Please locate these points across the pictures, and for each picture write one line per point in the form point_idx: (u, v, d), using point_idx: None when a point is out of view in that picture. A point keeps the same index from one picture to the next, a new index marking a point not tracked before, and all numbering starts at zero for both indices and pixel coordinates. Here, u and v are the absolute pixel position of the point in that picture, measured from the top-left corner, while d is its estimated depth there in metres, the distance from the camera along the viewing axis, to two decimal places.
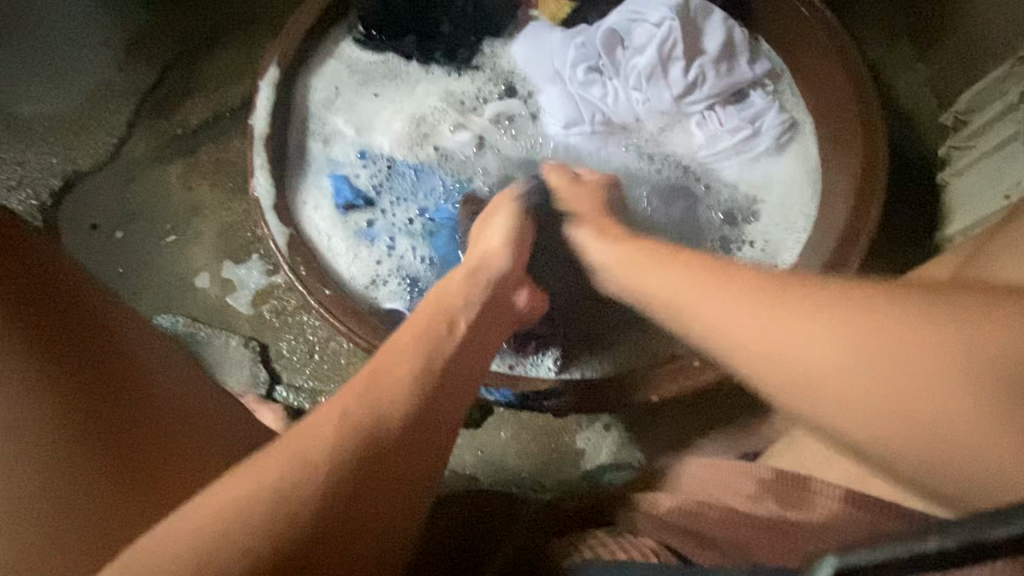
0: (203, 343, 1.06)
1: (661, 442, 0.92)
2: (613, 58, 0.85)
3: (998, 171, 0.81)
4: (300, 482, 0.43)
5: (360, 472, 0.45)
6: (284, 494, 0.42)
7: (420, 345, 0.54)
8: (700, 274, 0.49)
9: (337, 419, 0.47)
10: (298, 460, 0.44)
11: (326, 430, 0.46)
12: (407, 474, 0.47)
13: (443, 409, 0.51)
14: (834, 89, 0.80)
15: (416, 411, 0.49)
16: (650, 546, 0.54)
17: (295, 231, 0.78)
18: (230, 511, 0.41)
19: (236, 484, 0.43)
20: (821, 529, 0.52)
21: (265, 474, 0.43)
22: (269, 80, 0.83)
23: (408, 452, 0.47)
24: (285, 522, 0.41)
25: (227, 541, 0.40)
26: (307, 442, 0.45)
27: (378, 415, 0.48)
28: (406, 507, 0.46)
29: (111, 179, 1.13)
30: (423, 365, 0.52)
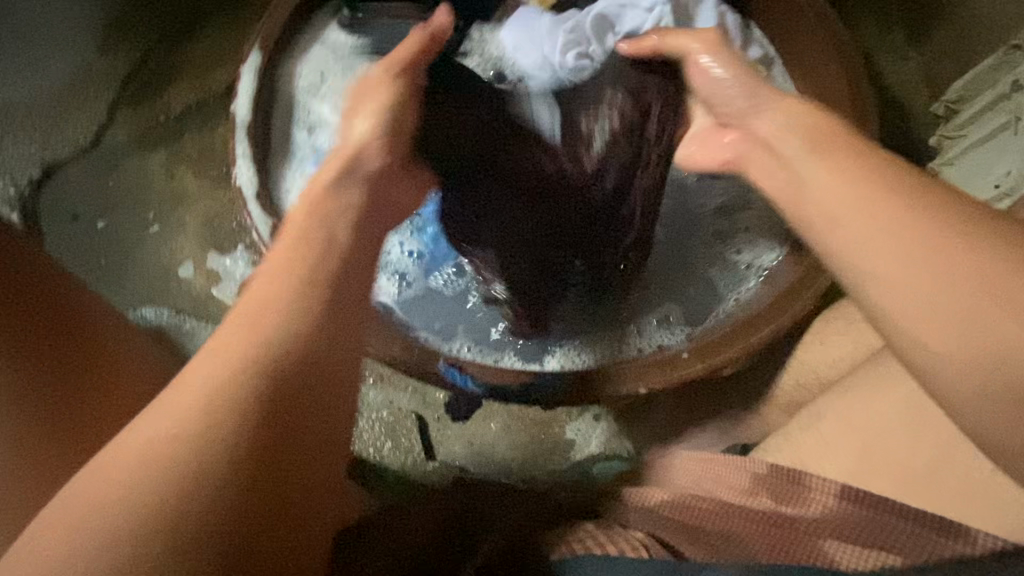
0: (189, 335, 1.04)
1: (652, 433, 0.92)
2: (604, 43, 0.83)
3: (989, 163, 0.80)
4: (205, 437, 0.38)
5: (269, 406, 0.41)
6: (147, 479, 0.37)
7: (307, 259, 0.48)
8: (861, 166, 0.47)
9: (199, 371, 0.41)
10: (190, 414, 0.39)
11: (211, 372, 0.41)
12: (321, 395, 0.44)
13: (344, 325, 0.47)
14: (829, 77, 0.79)
15: (311, 334, 0.44)
16: (641, 539, 0.53)
17: (279, 221, 0.77)
18: (136, 485, 0.37)
19: (124, 455, 0.38)
20: (819, 525, 0.51)
21: (127, 458, 0.38)
22: (251, 65, 0.81)
23: (288, 387, 0.42)
24: (202, 481, 0.38)
25: (141, 520, 0.36)
26: (195, 394, 0.40)
27: (270, 343, 0.42)
28: (324, 429, 0.44)
29: (92, 167, 1.10)
30: (292, 280, 0.46)
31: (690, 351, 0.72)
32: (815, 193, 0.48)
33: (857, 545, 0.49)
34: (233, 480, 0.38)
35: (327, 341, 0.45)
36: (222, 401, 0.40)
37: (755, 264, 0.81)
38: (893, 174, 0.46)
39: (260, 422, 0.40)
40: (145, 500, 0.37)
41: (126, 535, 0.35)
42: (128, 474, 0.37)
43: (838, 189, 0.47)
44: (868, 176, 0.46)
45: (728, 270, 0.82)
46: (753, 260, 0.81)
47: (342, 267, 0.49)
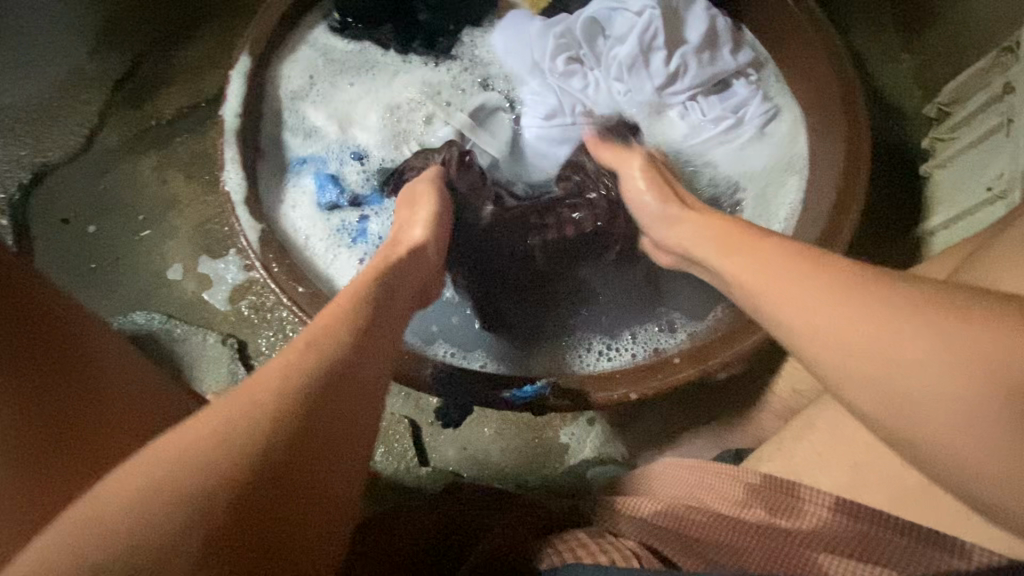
0: (179, 340, 1.03)
1: (646, 437, 0.91)
2: (594, 48, 0.84)
3: (982, 164, 0.80)
4: (204, 473, 0.36)
5: (276, 450, 0.38)
6: (203, 458, 0.36)
7: (343, 322, 0.50)
8: (748, 244, 0.52)
9: (266, 372, 0.43)
10: (198, 450, 0.37)
11: (234, 416, 0.39)
12: (330, 453, 0.41)
13: (360, 390, 0.46)
14: (820, 79, 0.79)
15: (329, 395, 0.43)
16: (631, 546, 0.54)
17: (268, 226, 0.76)
18: (129, 514, 0.34)
19: (104, 497, 0.35)
20: (813, 537, 0.50)
21: (182, 441, 0.37)
22: (240, 69, 0.79)
23: (344, 395, 0.44)
24: (186, 519, 0.34)
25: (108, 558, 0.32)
26: (206, 430, 0.38)
27: (295, 391, 0.42)
28: (322, 493, 0.40)
29: (84, 172, 1.10)
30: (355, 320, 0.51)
31: (680, 359, 0.72)
32: (743, 275, 0.50)
33: (851, 559, 0.48)
34: (223, 522, 0.35)
35: (343, 400, 0.44)
36: (237, 434, 0.38)
37: None
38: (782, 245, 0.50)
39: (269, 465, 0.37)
40: (123, 536, 0.33)
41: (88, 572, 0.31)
42: (112, 506, 0.34)
43: (745, 266, 0.51)
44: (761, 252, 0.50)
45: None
46: None
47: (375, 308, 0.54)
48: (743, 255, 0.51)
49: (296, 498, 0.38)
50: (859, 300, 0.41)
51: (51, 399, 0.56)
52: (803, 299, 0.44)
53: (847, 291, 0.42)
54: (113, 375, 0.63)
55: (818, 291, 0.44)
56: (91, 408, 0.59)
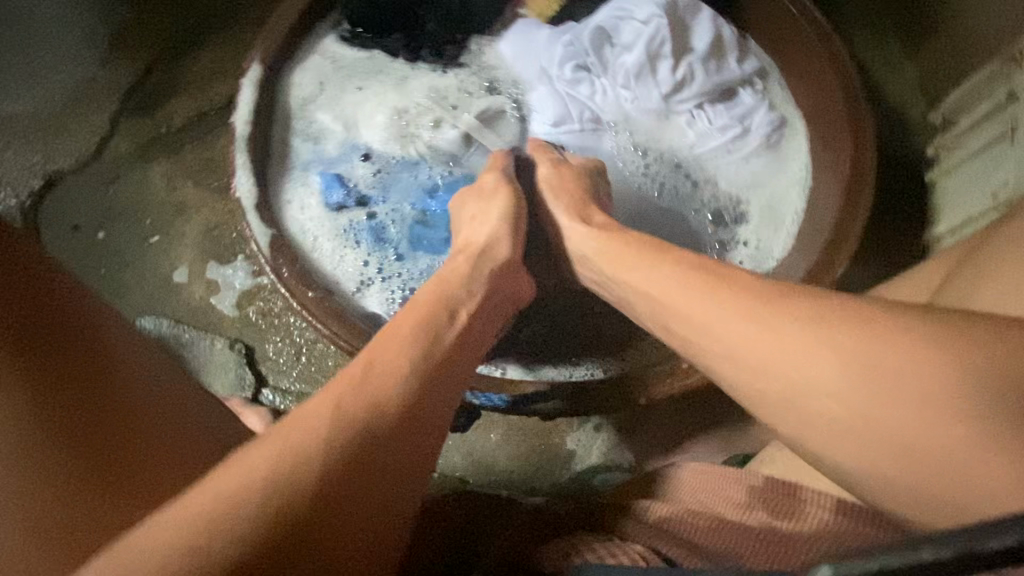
0: (187, 346, 1.04)
1: (652, 444, 0.91)
2: (601, 56, 0.84)
3: (989, 171, 0.80)
4: (285, 480, 0.44)
5: (344, 465, 0.46)
6: (284, 473, 0.45)
7: (409, 339, 0.57)
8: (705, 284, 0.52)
9: (336, 400, 0.50)
10: (290, 451, 0.46)
11: (315, 423, 0.48)
12: (391, 469, 0.49)
13: (425, 415, 0.53)
14: (824, 86, 0.79)
15: (393, 420, 0.51)
16: (639, 550, 0.54)
17: (278, 231, 0.77)
18: (216, 509, 0.43)
19: (209, 488, 0.44)
20: (813, 539, 0.52)
21: (263, 457, 0.46)
22: (251, 76, 0.82)
23: (404, 419, 0.51)
24: (268, 513, 0.43)
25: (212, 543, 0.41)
26: (288, 443, 0.46)
27: (360, 414, 0.49)
28: (381, 504, 0.48)
29: (95, 178, 1.11)
30: (416, 341, 0.57)
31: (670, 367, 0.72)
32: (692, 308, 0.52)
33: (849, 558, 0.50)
34: (301, 520, 0.43)
35: (406, 426, 0.51)
36: (310, 451, 0.46)
37: (758, 267, 0.80)
38: (755, 282, 0.50)
39: (338, 477, 0.46)
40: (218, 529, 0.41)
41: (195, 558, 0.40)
42: (226, 487, 0.44)
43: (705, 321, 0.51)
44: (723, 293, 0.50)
45: None
46: (756, 264, 0.81)
47: (433, 321, 0.59)
48: (703, 293, 0.52)
49: (356, 504, 0.46)
50: (832, 338, 0.44)
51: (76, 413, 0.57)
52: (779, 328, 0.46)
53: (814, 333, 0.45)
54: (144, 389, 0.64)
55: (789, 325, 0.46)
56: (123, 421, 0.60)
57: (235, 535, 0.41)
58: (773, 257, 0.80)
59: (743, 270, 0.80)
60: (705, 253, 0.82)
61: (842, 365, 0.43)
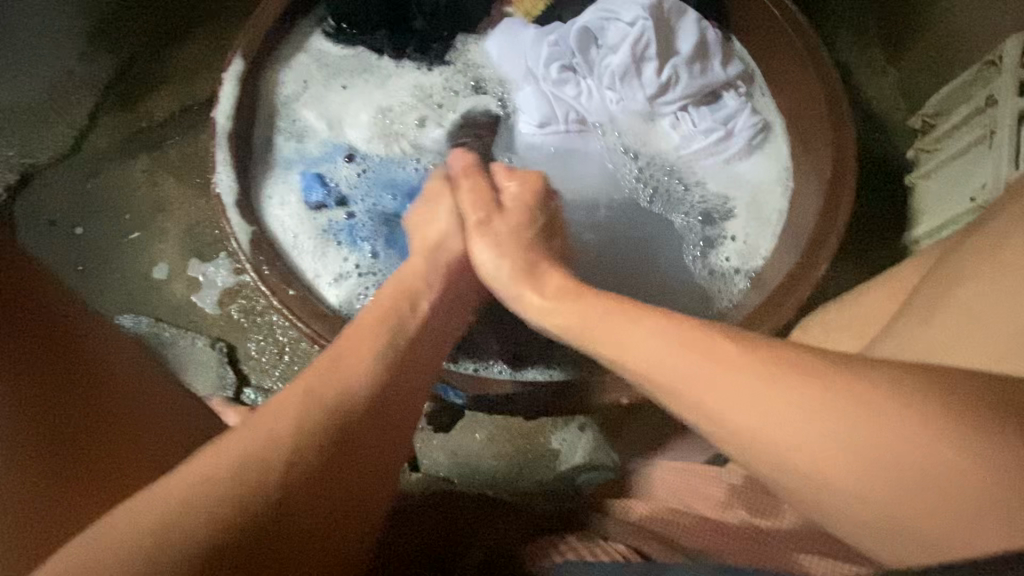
0: (167, 344, 1.02)
1: (636, 444, 0.92)
2: (587, 56, 0.84)
3: (969, 175, 0.81)
4: (250, 472, 0.44)
5: (310, 458, 0.47)
6: (253, 467, 0.45)
7: (379, 331, 0.57)
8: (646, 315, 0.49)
9: (307, 394, 0.50)
10: (258, 445, 0.46)
11: (282, 416, 0.48)
12: (356, 460, 0.50)
13: (392, 407, 0.54)
14: (807, 90, 0.80)
15: (358, 412, 0.51)
16: (620, 550, 0.53)
17: (258, 228, 0.76)
18: (183, 500, 0.42)
19: (181, 479, 0.44)
20: (793, 536, 0.51)
21: (230, 451, 0.45)
22: (233, 71, 0.79)
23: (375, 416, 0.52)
24: (237, 512, 0.42)
25: (173, 534, 0.41)
26: (254, 435, 0.46)
27: (325, 406, 0.50)
28: (346, 494, 0.49)
29: (72, 174, 1.09)
30: (388, 338, 0.56)
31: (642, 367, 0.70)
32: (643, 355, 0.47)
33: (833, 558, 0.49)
34: (264, 514, 0.44)
35: (372, 417, 0.52)
36: (276, 441, 0.46)
37: (744, 268, 0.81)
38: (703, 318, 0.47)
39: (306, 469, 0.46)
40: (184, 519, 0.41)
41: (158, 546, 0.40)
42: (192, 479, 0.44)
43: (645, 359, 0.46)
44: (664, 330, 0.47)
45: (720, 274, 0.81)
46: (742, 264, 0.81)
47: (408, 319, 0.59)
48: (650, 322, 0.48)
49: (323, 500, 0.47)
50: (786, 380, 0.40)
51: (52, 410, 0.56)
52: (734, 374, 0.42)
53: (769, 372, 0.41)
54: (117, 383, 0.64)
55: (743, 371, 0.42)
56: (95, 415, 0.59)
57: (202, 528, 0.41)
58: (759, 257, 0.81)
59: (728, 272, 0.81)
60: (689, 254, 0.82)
61: (807, 407, 0.39)
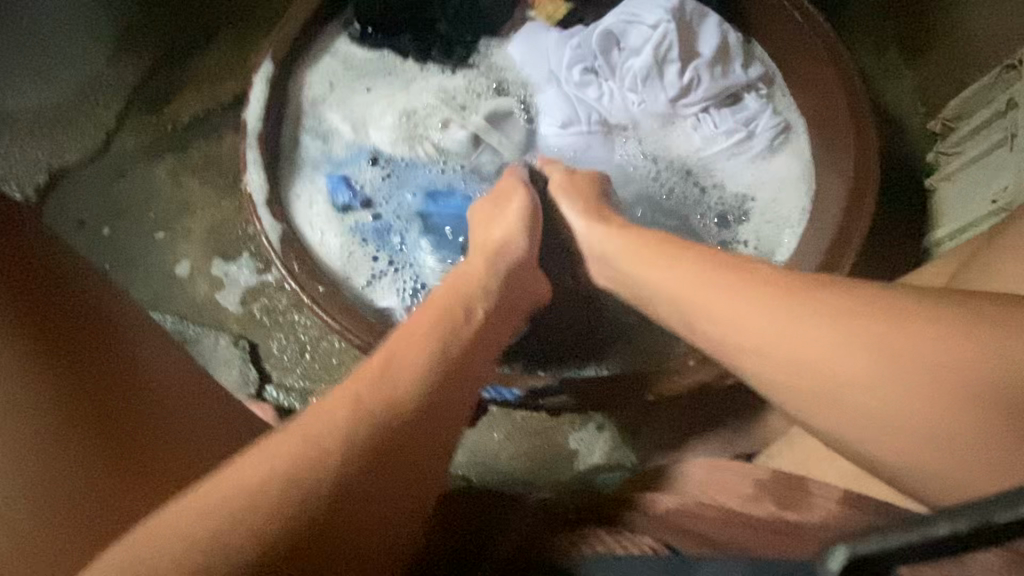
0: (191, 341, 1.04)
1: (655, 443, 0.92)
2: (609, 59, 0.85)
3: (990, 178, 0.81)
4: (297, 472, 0.46)
5: (361, 466, 0.48)
6: (301, 474, 0.46)
7: (431, 328, 0.58)
8: (746, 296, 0.52)
9: (356, 399, 0.51)
10: (303, 450, 0.47)
11: (329, 423, 0.49)
12: (405, 464, 0.50)
13: (442, 411, 0.53)
14: (827, 93, 0.81)
15: (408, 420, 0.51)
16: (648, 543, 0.56)
17: (288, 226, 0.78)
18: (232, 508, 0.44)
19: (240, 475, 0.46)
20: (824, 530, 0.53)
21: (282, 457, 0.47)
22: (263, 74, 0.82)
23: (424, 422, 0.52)
24: (288, 520, 0.44)
25: (233, 528, 0.43)
26: (300, 436, 0.48)
27: (372, 407, 0.50)
28: (399, 497, 0.49)
29: (100, 175, 1.11)
30: (436, 338, 0.57)
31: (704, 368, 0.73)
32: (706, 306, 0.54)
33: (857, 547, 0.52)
34: (313, 518, 0.45)
35: (423, 422, 0.52)
36: (320, 441, 0.48)
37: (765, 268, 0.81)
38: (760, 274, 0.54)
39: (358, 476, 0.47)
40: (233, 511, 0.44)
41: (217, 544, 0.42)
42: (247, 482, 0.46)
43: (753, 336, 0.51)
44: (778, 315, 0.51)
45: None
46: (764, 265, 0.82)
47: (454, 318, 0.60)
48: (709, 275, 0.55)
49: (372, 502, 0.47)
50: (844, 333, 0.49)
51: (77, 396, 0.56)
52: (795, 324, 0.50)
53: (867, 356, 0.47)
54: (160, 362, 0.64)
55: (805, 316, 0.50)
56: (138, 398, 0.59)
57: (256, 534, 0.43)
58: (779, 258, 0.82)
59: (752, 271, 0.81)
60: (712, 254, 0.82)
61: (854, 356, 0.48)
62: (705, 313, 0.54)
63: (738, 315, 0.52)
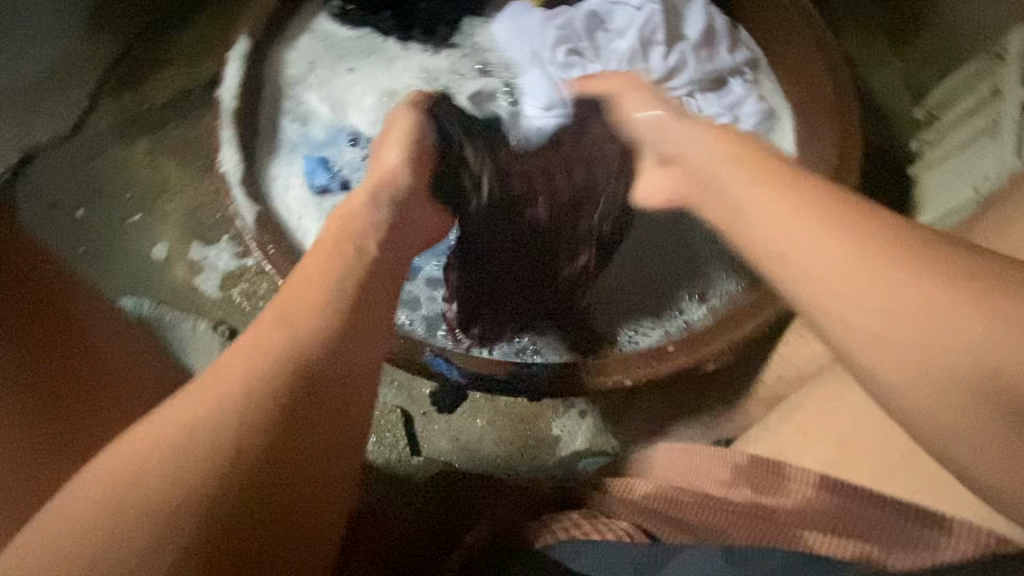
0: (169, 327, 1.00)
1: (637, 429, 0.92)
2: (594, 41, 0.84)
3: (971, 166, 0.82)
4: (190, 458, 0.40)
5: (253, 449, 0.41)
6: (179, 463, 0.39)
7: (325, 283, 0.52)
8: (819, 211, 0.45)
9: (240, 367, 0.44)
10: (183, 437, 0.41)
11: (213, 398, 0.42)
12: (313, 431, 0.44)
13: (340, 378, 0.47)
14: (814, 78, 0.80)
15: (299, 387, 0.45)
16: (625, 527, 0.56)
17: (264, 208, 0.76)
18: (104, 510, 0.38)
19: (114, 465, 0.40)
20: (797, 514, 0.53)
21: (156, 442, 0.40)
22: (238, 50, 0.80)
23: (321, 390, 0.45)
24: (171, 519, 0.38)
25: (133, 536, 0.37)
26: (186, 416, 0.42)
27: (266, 373, 0.44)
28: (306, 487, 0.43)
29: (73, 155, 1.08)
30: (331, 291, 0.51)
31: (716, 320, 0.74)
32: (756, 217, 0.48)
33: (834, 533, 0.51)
34: (199, 518, 0.38)
35: (319, 389, 0.45)
36: (214, 422, 0.41)
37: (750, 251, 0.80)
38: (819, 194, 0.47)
39: (245, 462, 0.41)
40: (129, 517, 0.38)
41: (87, 551, 0.36)
42: (119, 475, 0.39)
43: (805, 241, 0.45)
44: (842, 231, 0.44)
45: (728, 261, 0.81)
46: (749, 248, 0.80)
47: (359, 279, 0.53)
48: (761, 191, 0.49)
49: (276, 492, 0.41)
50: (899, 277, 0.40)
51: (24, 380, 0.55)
52: (829, 245, 0.44)
53: (915, 298, 0.39)
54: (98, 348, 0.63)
55: (847, 245, 0.43)
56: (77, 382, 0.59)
57: (132, 538, 0.37)
58: None
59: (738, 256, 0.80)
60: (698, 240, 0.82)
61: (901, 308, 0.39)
62: (751, 215, 0.49)
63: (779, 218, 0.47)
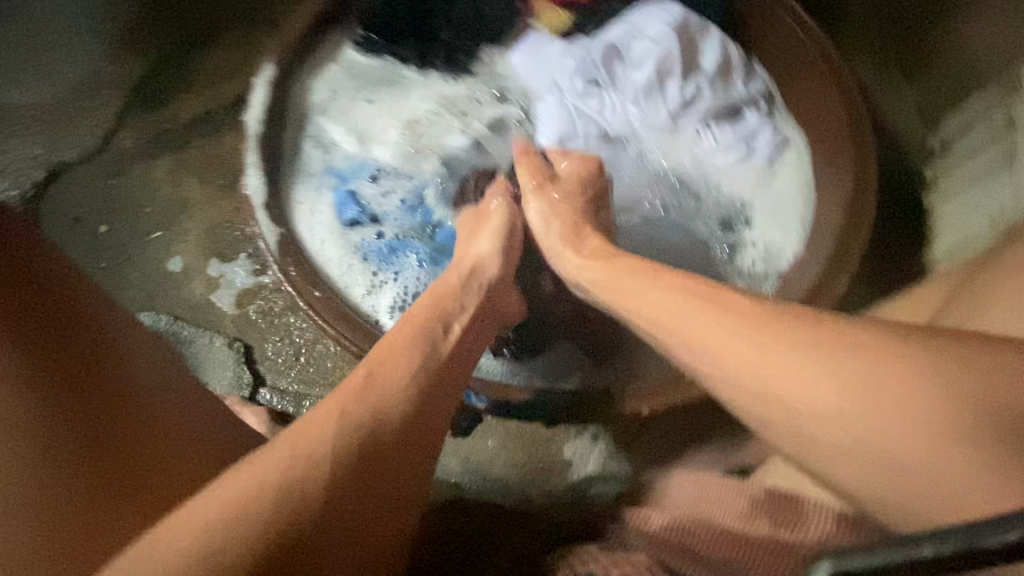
0: (186, 342, 1.04)
1: (651, 454, 0.92)
2: (610, 72, 0.86)
3: (988, 197, 0.81)
4: (297, 476, 0.47)
5: (351, 482, 0.49)
6: (296, 486, 0.46)
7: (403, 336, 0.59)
8: (739, 317, 0.50)
9: (341, 404, 0.52)
10: (293, 459, 0.48)
11: (321, 433, 0.50)
12: (390, 484, 0.51)
13: (420, 422, 0.55)
14: (829, 105, 0.80)
15: (390, 429, 0.53)
16: (643, 561, 0.54)
17: (286, 231, 0.77)
18: (220, 523, 0.43)
19: (228, 486, 0.46)
20: (820, 545, 0.53)
21: (261, 470, 0.47)
22: (264, 77, 0.82)
23: (407, 434, 0.54)
24: (278, 535, 0.44)
25: (236, 555, 0.42)
26: (285, 454, 0.48)
27: (352, 416, 0.51)
28: (386, 520, 0.51)
29: (97, 172, 1.11)
30: (417, 343, 0.59)
31: None
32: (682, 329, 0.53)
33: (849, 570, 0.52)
34: (302, 540, 0.45)
35: (405, 432, 0.53)
36: (310, 469, 0.48)
37: (770, 269, 0.82)
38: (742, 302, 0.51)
39: (345, 495, 0.48)
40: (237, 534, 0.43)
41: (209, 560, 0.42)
42: (233, 495, 0.45)
43: (711, 334, 0.50)
44: (764, 331, 0.47)
45: (749, 278, 0.82)
46: (768, 267, 0.82)
47: (424, 328, 0.61)
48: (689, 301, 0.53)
49: (361, 521, 0.49)
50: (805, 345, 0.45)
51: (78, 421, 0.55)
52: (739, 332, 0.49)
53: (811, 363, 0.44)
54: (139, 370, 0.64)
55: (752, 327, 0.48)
56: (113, 398, 0.59)
57: (246, 549, 0.43)
58: (782, 260, 0.82)
59: (756, 275, 0.82)
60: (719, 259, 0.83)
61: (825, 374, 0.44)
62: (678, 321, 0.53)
63: (742, 348, 0.48)
